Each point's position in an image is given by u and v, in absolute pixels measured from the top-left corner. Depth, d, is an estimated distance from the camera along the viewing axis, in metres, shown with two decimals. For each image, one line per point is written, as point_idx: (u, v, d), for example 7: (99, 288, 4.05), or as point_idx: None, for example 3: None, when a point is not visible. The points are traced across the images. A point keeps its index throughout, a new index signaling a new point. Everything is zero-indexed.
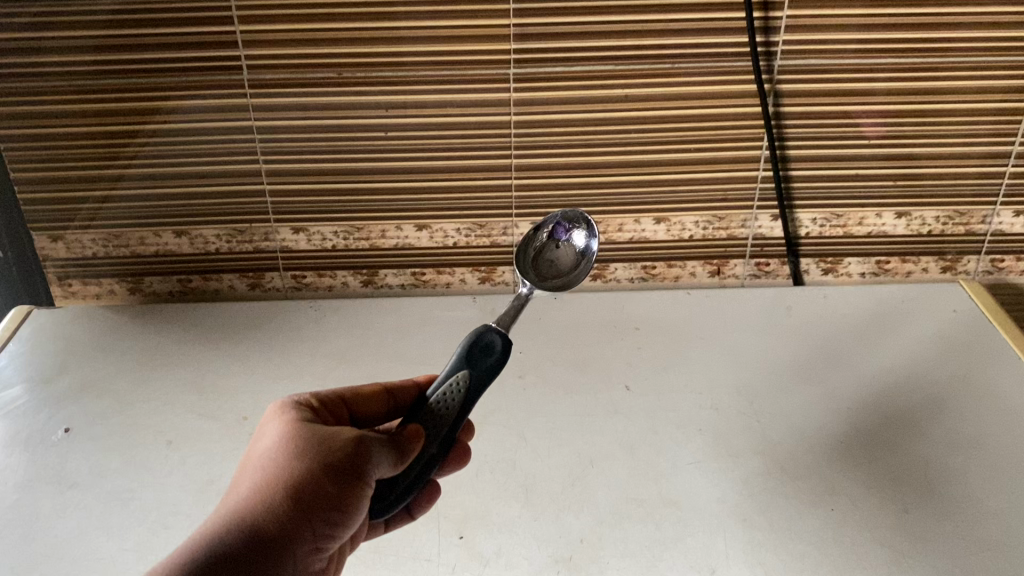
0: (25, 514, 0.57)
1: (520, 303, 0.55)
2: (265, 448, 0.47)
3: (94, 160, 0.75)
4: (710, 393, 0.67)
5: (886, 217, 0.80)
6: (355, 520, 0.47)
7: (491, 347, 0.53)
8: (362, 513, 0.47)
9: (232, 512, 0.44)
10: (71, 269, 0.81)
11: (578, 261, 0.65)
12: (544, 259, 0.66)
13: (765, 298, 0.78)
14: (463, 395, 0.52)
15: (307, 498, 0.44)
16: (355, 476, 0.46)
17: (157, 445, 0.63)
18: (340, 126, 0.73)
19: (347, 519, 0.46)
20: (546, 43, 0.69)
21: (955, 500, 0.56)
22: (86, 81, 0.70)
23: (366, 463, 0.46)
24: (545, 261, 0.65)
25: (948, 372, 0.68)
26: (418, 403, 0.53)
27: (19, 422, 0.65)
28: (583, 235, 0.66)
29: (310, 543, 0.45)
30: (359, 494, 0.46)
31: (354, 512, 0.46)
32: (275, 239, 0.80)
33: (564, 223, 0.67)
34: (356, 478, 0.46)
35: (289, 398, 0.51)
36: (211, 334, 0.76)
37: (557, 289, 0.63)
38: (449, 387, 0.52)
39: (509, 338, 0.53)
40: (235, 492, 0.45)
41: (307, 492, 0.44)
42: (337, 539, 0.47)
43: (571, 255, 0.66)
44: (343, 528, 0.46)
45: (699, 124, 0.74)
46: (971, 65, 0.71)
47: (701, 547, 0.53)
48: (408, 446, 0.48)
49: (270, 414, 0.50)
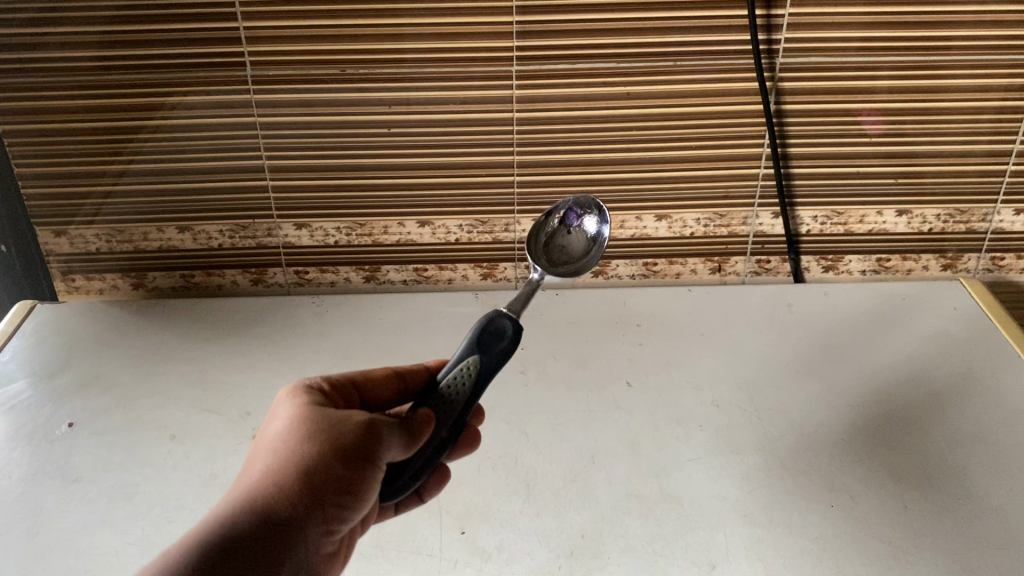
0: (30, 508, 0.57)
1: (531, 290, 0.57)
2: (276, 431, 0.47)
3: (97, 155, 0.75)
4: (711, 389, 0.67)
5: (887, 215, 0.80)
6: (366, 504, 0.47)
7: (502, 330, 0.54)
8: (372, 497, 0.48)
9: (244, 496, 0.44)
10: (74, 264, 0.82)
11: (589, 248, 0.66)
12: (555, 246, 0.67)
13: (766, 295, 0.79)
14: (475, 379, 0.52)
15: (318, 482, 0.45)
16: (365, 461, 0.46)
17: (161, 439, 0.63)
18: (343, 123, 0.73)
19: (358, 503, 0.46)
20: (549, 41, 0.70)
21: (954, 497, 0.57)
22: (89, 76, 0.71)
23: (376, 448, 0.46)
24: (556, 247, 0.66)
25: (948, 369, 0.69)
26: (428, 388, 0.53)
27: (23, 416, 0.66)
28: (595, 220, 0.67)
29: (321, 526, 0.45)
30: (369, 477, 0.46)
31: (364, 496, 0.47)
32: (277, 235, 0.80)
33: (576, 210, 0.68)
34: (366, 462, 0.46)
35: (300, 381, 0.51)
36: (214, 329, 0.76)
37: (567, 274, 0.64)
38: (460, 372, 0.52)
39: (519, 323, 0.54)
40: (247, 474, 0.46)
41: (318, 476, 0.45)
42: (347, 521, 0.47)
43: (582, 242, 0.67)
44: (353, 512, 0.47)
45: (701, 122, 0.74)
46: (973, 64, 0.72)
47: (702, 542, 0.54)
48: (421, 429, 0.49)
49: (281, 397, 0.50)
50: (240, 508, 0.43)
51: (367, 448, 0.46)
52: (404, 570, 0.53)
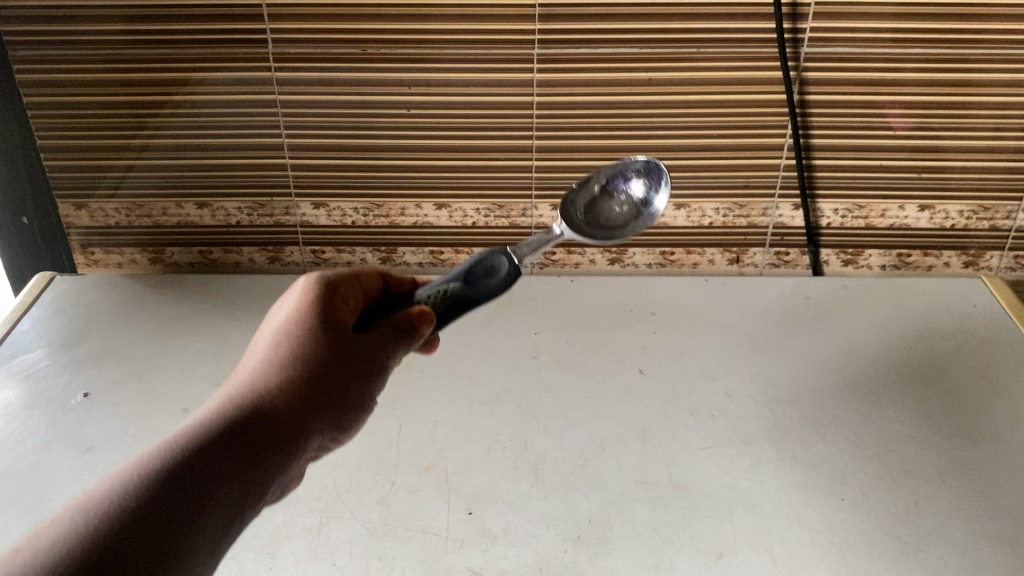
0: (44, 476, 0.58)
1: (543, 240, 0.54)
2: (274, 329, 0.44)
3: (119, 130, 0.75)
4: (724, 379, 0.67)
5: (909, 210, 0.79)
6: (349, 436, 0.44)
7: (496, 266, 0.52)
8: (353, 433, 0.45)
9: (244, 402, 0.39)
10: (94, 237, 0.82)
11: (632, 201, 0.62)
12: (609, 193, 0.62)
13: (784, 287, 0.78)
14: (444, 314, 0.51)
15: (323, 405, 0.41)
16: (363, 399, 0.44)
17: (172, 410, 0.64)
18: (364, 102, 0.73)
19: (341, 435, 0.44)
20: (572, 24, 0.69)
21: (965, 492, 0.56)
22: (114, 50, 0.71)
23: (372, 387, 0.45)
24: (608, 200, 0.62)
25: (968, 367, 0.68)
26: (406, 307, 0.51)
27: (39, 385, 0.66)
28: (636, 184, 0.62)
29: (311, 451, 0.41)
30: (358, 414, 0.44)
31: (351, 429, 0.44)
32: (296, 214, 0.81)
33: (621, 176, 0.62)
34: (364, 400, 0.44)
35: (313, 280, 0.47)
36: (231, 305, 0.77)
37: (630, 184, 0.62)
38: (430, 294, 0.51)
39: (515, 269, 0.52)
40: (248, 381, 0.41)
41: (324, 397, 0.42)
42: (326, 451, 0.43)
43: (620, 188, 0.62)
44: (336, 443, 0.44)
45: (723, 110, 0.74)
46: (1003, 58, 0.70)
47: (710, 532, 0.53)
48: (418, 328, 0.48)
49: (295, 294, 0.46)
50: (222, 415, 0.38)
51: (366, 388, 0.44)
52: (409, 548, 0.52)
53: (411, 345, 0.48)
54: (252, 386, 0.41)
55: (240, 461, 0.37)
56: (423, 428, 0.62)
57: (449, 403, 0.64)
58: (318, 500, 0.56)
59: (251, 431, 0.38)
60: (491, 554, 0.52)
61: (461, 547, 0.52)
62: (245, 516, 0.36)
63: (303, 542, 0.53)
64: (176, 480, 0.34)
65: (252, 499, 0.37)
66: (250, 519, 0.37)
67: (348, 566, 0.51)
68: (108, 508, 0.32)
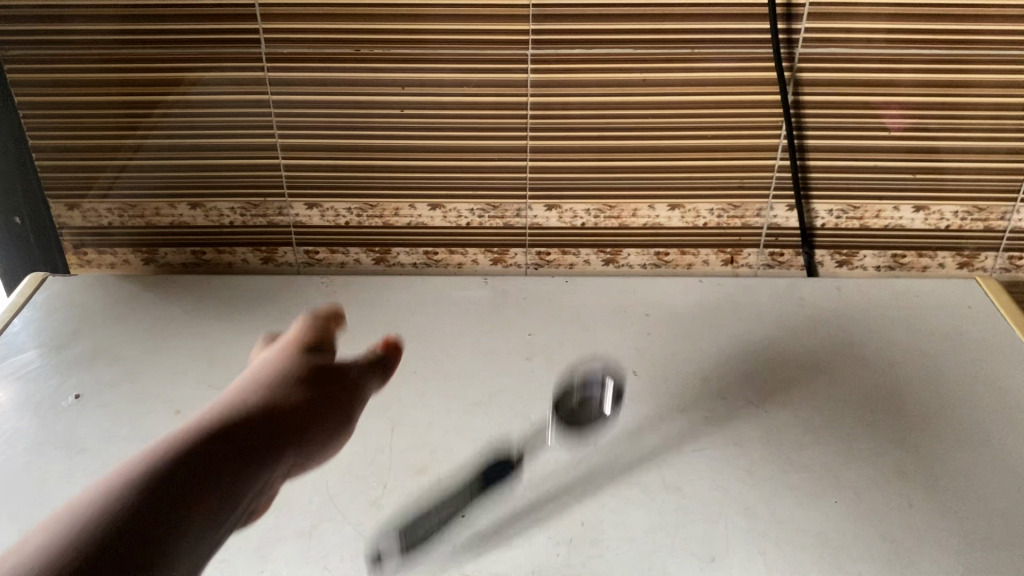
0: (36, 478, 0.58)
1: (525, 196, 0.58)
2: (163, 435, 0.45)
3: (112, 129, 0.75)
4: (717, 380, 0.67)
5: (904, 210, 0.79)
6: (271, 482, 0.48)
7: None
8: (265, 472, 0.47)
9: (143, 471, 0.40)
10: (86, 238, 0.82)
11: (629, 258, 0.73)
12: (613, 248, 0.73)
13: (778, 288, 0.78)
14: None
15: (246, 471, 0.44)
16: (276, 435, 0.49)
17: (165, 412, 0.64)
18: (357, 103, 0.73)
19: (265, 476, 0.47)
20: (566, 24, 0.69)
21: (959, 494, 0.56)
22: (108, 49, 0.71)
23: (276, 451, 0.48)
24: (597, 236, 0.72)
25: (960, 368, 0.68)
26: None
27: (30, 386, 0.66)
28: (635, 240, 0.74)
29: (251, 491, 0.45)
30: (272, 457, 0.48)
31: (283, 466, 0.50)
32: (289, 214, 0.80)
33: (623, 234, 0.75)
34: (265, 463, 0.47)
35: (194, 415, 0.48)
36: (224, 306, 0.76)
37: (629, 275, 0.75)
38: None
39: None
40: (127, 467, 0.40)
41: (236, 459, 0.44)
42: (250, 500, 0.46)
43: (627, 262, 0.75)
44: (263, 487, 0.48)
45: (717, 111, 0.74)
46: (997, 58, 0.70)
47: (703, 534, 0.53)
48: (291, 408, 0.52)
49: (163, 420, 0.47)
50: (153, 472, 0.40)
51: (268, 432, 0.49)
52: (401, 550, 0.52)
53: (297, 436, 0.52)
54: (149, 458, 0.41)
55: (187, 522, 0.38)
56: (415, 430, 0.62)
57: (440, 405, 0.64)
58: (309, 502, 0.55)
59: (191, 489, 0.40)
60: (483, 557, 0.52)
61: (451, 548, 0.52)
62: (199, 561, 0.38)
63: (294, 545, 0.52)
64: (118, 539, 0.35)
65: (200, 551, 0.38)
66: (203, 563, 0.39)
67: (339, 569, 0.51)
68: (63, 553, 0.33)
